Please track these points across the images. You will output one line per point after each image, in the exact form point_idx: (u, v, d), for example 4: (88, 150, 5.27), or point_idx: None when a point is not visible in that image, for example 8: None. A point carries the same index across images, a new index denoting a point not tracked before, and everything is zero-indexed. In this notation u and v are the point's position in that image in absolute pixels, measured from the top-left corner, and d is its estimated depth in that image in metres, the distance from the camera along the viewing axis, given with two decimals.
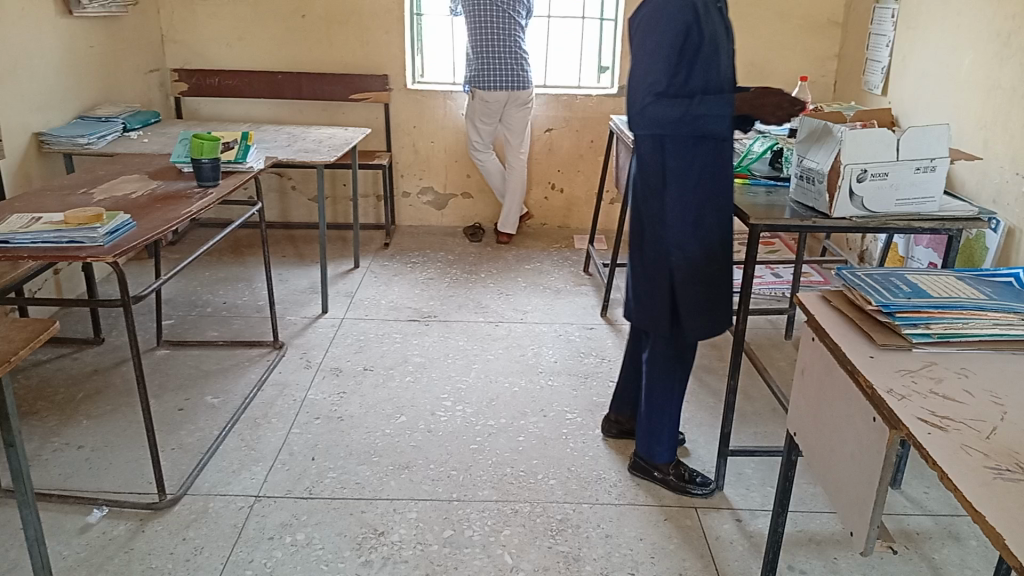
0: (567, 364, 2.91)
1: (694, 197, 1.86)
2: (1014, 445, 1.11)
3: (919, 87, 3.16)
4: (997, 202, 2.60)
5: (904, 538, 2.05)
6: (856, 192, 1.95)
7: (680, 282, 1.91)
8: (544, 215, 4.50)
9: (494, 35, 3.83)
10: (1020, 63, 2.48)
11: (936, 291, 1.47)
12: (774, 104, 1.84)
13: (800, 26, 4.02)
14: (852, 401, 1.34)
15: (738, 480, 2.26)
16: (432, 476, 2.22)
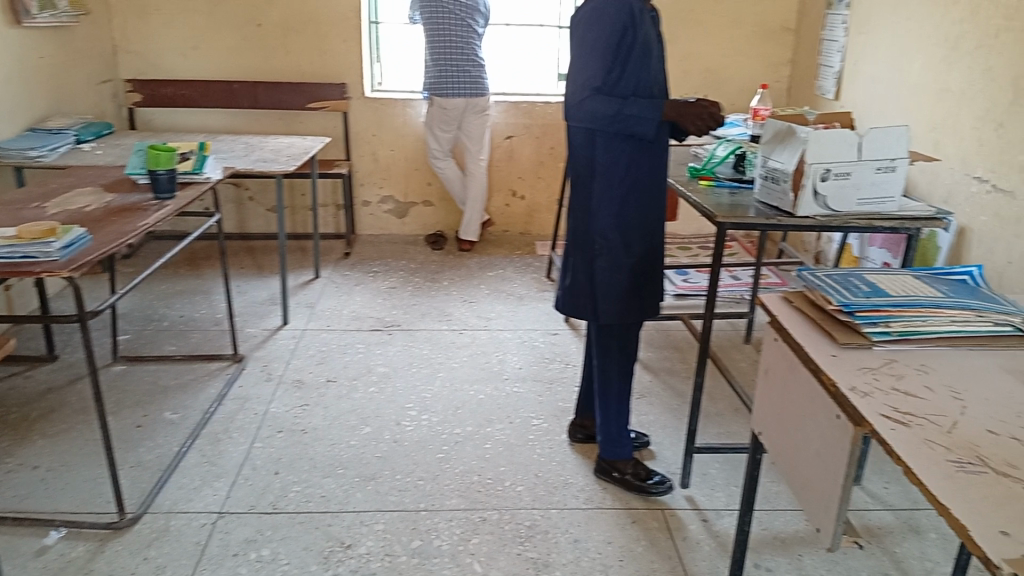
0: (531, 370, 2.91)
1: (618, 190, 1.88)
2: (975, 439, 1.13)
3: (870, 91, 3.22)
4: (949, 203, 2.66)
5: (867, 534, 2.08)
6: (820, 191, 1.98)
7: (599, 270, 1.94)
8: (505, 222, 4.50)
9: (451, 44, 3.82)
10: (968, 66, 2.55)
11: (895, 290, 1.50)
12: (695, 113, 1.83)
13: (754, 33, 4.08)
14: (815, 399, 1.35)
15: (703, 480, 2.28)
16: (398, 487, 2.20)
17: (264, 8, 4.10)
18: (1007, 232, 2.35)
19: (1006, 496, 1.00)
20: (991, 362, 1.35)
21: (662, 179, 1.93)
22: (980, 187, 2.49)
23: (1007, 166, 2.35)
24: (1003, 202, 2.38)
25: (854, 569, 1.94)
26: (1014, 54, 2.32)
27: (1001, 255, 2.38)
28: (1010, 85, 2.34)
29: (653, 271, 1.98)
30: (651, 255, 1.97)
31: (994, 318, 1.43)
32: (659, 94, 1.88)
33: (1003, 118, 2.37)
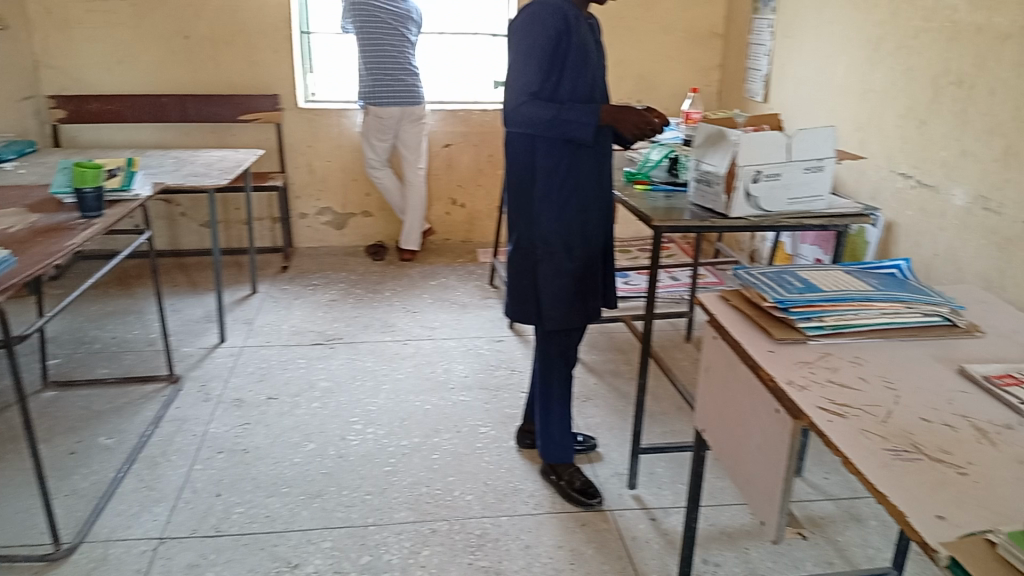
0: (476, 378, 2.90)
1: (559, 195, 1.89)
2: (909, 427, 1.16)
3: (798, 93, 3.31)
4: (876, 199, 2.74)
5: (811, 525, 2.12)
6: (752, 192, 2.02)
7: (542, 275, 1.95)
8: (446, 231, 4.48)
9: (385, 53, 3.80)
10: (889, 66, 2.64)
11: (827, 286, 1.53)
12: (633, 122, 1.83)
13: (684, 38, 4.15)
14: (755, 394, 1.38)
15: (650, 480, 2.30)
16: (345, 503, 2.17)
17: (192, 20, 4.01)
18: (932, 225, 2.44)
19: (941, 481, 1.03)
20: (922, 352, 1.39)
21: (602, 184, 1.94)
22: (905, 183, 2.57)
23: (930, 161, 2.44)
24: (927, 197, 2.46)
25: (799, 559, 1.98)
26: (931, 55, 2.41)
27: (928, 248, 2.46)
28: (930, 84, 2.42)
29: (596, 276, 1.99)
30: (594, 259, 1.97)
31: (922, 309, 1.48)
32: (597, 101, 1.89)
33: (924, 116, 2.45)
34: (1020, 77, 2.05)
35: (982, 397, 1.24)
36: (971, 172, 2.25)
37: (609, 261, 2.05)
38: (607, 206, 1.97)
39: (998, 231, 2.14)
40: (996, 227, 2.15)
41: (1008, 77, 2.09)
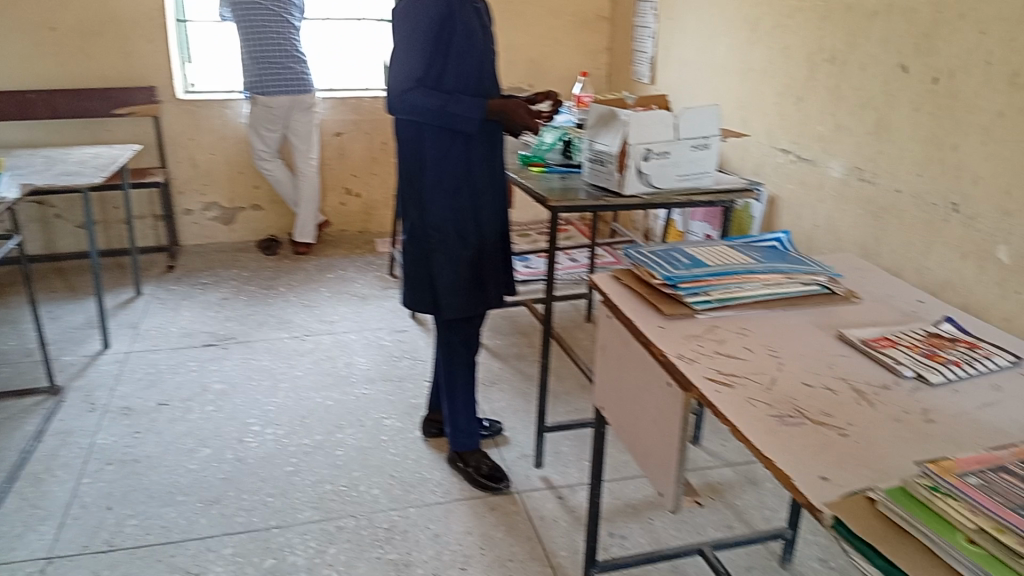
0: (379, 370, 2.86)
1: (450, 183, 1.87)
2: (792, 392, 1.21)
3: (682, 74, 3.39)
4: (759, 175, 2.84)
5: (710, 491, 2.19)
6: (644, 170, 2.06)
7: (437, 264, 1.93)
8: (342, 221, 4.39)
9: (270, 41, 3.67)
10: (767, 45, 2.73)
11: (713, 260, 1.57)
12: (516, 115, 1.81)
13: (571, 21, 4.18)
14: (649, 369, 1.41)
15: (556, 459, 2.32)
16: (245, 507, 2.10)
17: (57, 10, 3.77)
18: (812, 197, 2.54)
19: (822, 442, 1.08)
20: (804, 320, 1.45)
21: (494, 171, 1.93)
22: (786, 158, 2.67)
23: (808, 136, 2.54)
24: (806, 170, 2.56)
25: (700, 526, 2.05)
26: (806, 33, 2.51)
27: (808, 219, 2.57)
28: (805, 62, 2.52)
29: (493, 262, 1.99)
30: (489, 247, 1.97)
31: (802, 279, 1.54)
32: (484, 89, 1.87)
33: (801, 93, 2.55)
34: (887, 53, 2.15)
35: (860, 359, 1.31)
36: (846, 145, 2.35)
37: (506, 247, 2.05)
38: (502, 192, 1.96)
39: (873, 201, 2.25)
40: (870, 196, 2.26)
41: (876, 53, 2.20)
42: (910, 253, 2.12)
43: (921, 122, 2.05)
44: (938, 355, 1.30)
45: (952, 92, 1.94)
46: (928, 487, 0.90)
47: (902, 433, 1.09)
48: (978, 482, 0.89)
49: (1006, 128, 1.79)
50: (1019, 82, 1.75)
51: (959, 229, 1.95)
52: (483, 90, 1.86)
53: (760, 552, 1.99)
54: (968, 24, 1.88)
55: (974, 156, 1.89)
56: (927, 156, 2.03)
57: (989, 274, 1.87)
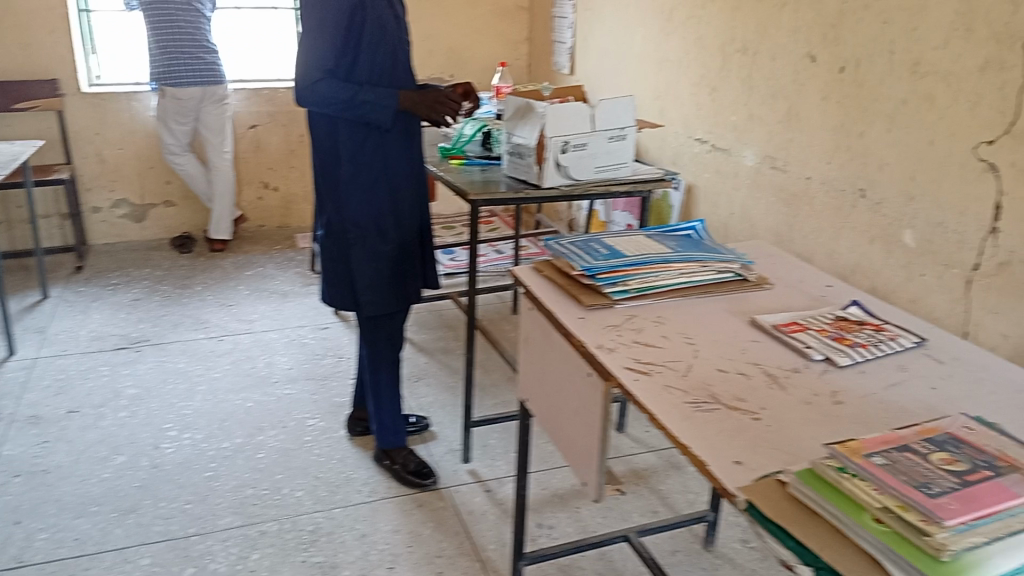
0: (301, 369, 2.80)
1: (367, 177, 1.84)
2: (707, 378, 1.23)
3: (601, 65, 3.41)
4: (677, 164, 2.88)
5: (635, 477, 2.22)
6: (561, 163, 2.07)
7: (356, 260, 1.89)
8: (260, 217, 4.28)
9: (178, 31, 3.55)
10: (682, 36, 2.76)
11: (630, 250, 1.59)
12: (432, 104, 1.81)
13: (490, 12, 4.16)
14: (570, 361, 1.41)
15: (483, 452, 2.32)
16: (163, 515, 2.03)
17: None
18: (727, 186, 2.60)
19: (737, 427, 1.10)
20: (717, 307, 1.48)
21: (411, 164, 1.90)
22: (702, 147, 2.72)
23: (722, 126, 2.59)
24: (722, 160, 2.61)
25: (627, 512, 2.07)
26: (718, 24, 2.55)
27: (725, 207, 2.62)
28: (718, 52, 2.56)
29: (413, 257, 1.96)
30: (409, 241, 1.94)
31: (716, 267, 1.57)
32: (396, 81, 1.84)
33: (715, 83, 2.60)
34: (796, 43, 2.21)
35: (772, 344, 1.34)
36: (759, 134, 2.41)
37: (426, 241, 2.03)
38: (420, 184, 1.94)
39: (785, 188, 2.31)
40: (783, 184, 2.32)
41: (786, 43, 2.25)
42: (821, 238, 2.18)
43: (829, 111, 2.11)
44: (847, 338, 1.34)
45: (858, 81, 2.00)
46: (836, 468, 0.92)
47: (812, 415, 1.13)
48: (883, 461, 0.91)
49: (909, 115, 1.86)
50: (921, 70, 1.82)
51: (866, 214, 2.01)
52: (396, 81, 1.83)
53: (684, 535, 2.02)
54: (872, 14, 1.94)
55: (879, 142, 1.96)
56: (836, 144, 2.10)
57: (896, 258, 1.94)
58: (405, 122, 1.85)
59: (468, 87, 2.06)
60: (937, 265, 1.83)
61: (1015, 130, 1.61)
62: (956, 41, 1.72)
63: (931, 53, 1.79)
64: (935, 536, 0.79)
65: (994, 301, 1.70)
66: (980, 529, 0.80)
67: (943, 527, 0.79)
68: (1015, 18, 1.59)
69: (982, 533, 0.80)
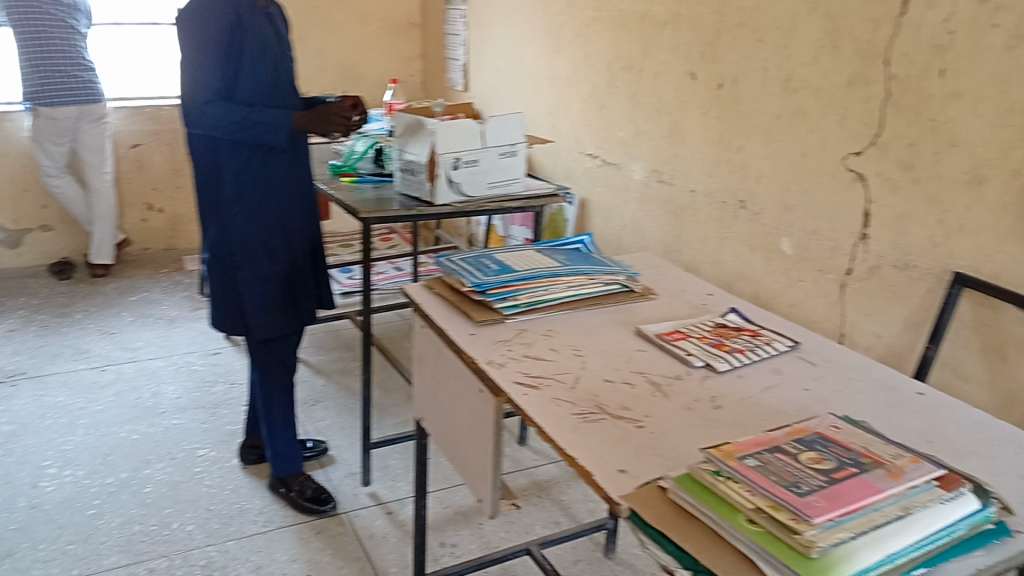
0: (191, 397, 2.70)
1: (252, 197, 1.79)
2: (594, 389, 1.25)
3: (493, 81, 3.44)
4: (571, 178, 2.93)
5: (538, 490, 2.24)
6: (454, 179, 2.06)
7: (243, 282, 1.84)
8: (145, 239, 4.11)
9: (53, 48, 3.38)
10: (571, 53, 2.81)
11: (520, 265, 1.60)
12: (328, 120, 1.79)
13: (382, 29, 4.15)
14: (462, 377, 1.41)
15: (384, 474, 2.29)
16: (42, 558, 1.91)
17: None
18: (618, 199, 2.66)
19: (622, 436, 1.12)
20: (605, 319, 1.51)
21: (298, 183, 1.87)
22: (593, 162, 2.78)
23: (611, 141, 2.65)
24: (612, 174, 2.67)
25: (529, 525, 2.08)
26: (604, 42, 2.61)
27: (617, 220, 2.68)
28: (604, 69, 2.63)
29: (303, 277, 1.92)
30: (298, 261, 1.90)
31: (603, 279, 1.60)
32: (282, 101, 1.80)
33: (603, 100, 2.66)
34: (677, 60, 2.28)
35: (656, 353, 1.37)
36: (645, 149, 2.48)
37: (316, 261, 1.99)
38: (307, 202, 1.90)
39: (672, 200, 2.38)
40: (670, 197, 2.39)
41: (668, 61, 2.32)
42: (706, 248, 2.26)
43: (710, 126, 2.18)
44: (725, 344, 1.39)
45: (735, 97, 2.08)
46: (712, 472, 0.95)
47: (693, 420, 1.16)
48: (756, 463, 0.94)
49: (783, 130, 1.95)
50: (793, 86, 1.90)
51: (747, 224, 2.10)
52: (281, 99, 1.80)
53: (585, 544, 2.05)
54: (747, 33, 2.02)
55: (757, 156, 2.04)
56: (717, 157, 2.17)
57: (775, 265, 2.02)
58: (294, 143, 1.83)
59: (357, 101, 1.93)
60: (814, 271, 1.91)
61: (880, 141, 1.71)
62: (823, 58, 1.81)
63: (802, 69, 1.87)
64: (804, 533, 0.82)
65: (866, 304, 1.79)
66: (845, 524, 0.84)
67: (811, 525, 0.83)
68: (876, 36, 1.69)
69: (848, 528, 0.83)
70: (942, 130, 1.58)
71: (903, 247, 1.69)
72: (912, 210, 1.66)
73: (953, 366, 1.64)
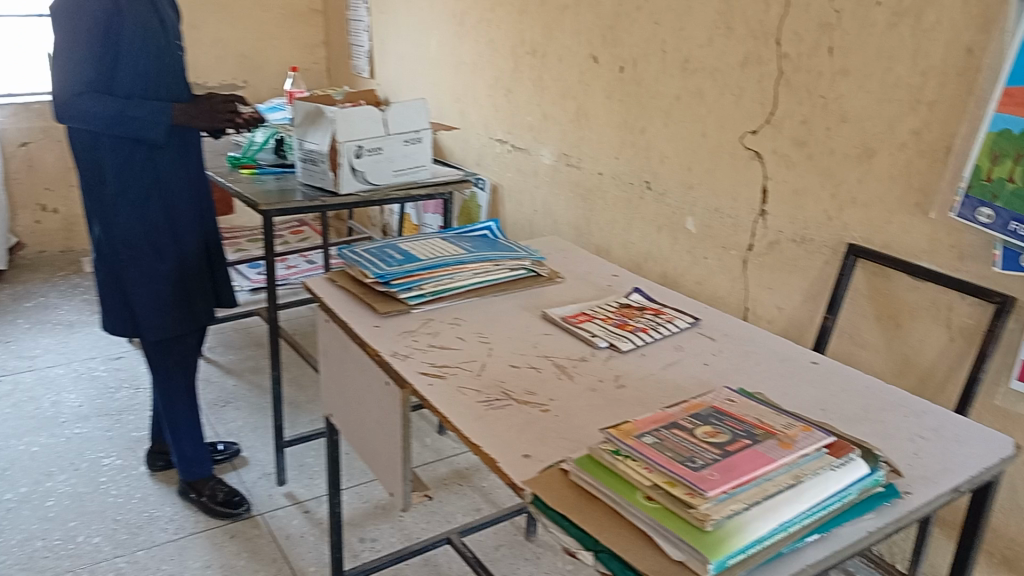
0: (93, 405, 2.59)
1: (137, 191, 1.71)
2: (499, 376, 1.24)
3: (399, 67, 3.39)
4: (481, 164, 2.92)
5: (458, 478, 2.23)
6: (358, 167, 2.02)
7: (131, 281, 1.76)
8: (40, 241, 3.92)
9: None
10: (475, 37, 2.79)
11: (424, 254, 1.57)
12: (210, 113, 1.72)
13: (282, 16, 4.03)
14: (367, 371, 1.38)
15: (300, 472, 2.24)
16: None
17: None
18: (529, 184, 2.66)
19: (526, 421, 1.11)
20: (511, 304, 1.51)
21: (187, 177, 1.80)
22: (502, 147, 2.77)
23: (519, 126, 2.65)
24: (521, 158, 2.67)
25: (450, 514, 2.07)
26: (507, 26, 2.60)
27: (528, 205, 2.68)
28: (509, 54, 2.61)
29: (197, 276, 1.86)
30: (190, 258, 1.84)
31: (509, 265, 1.60)
32: (164, 94, 1.73)
33: (509, 84, 2.65)
34: (579, 44, 2.29)
35: (562, 336, 1.37)
36: (552, 133, 2.48)
37: (211, 258, 1.93)
38: (196, 197, 1.84)
39: (581, 183, 2.39)
40: (578, 180, 2.40)
41: (570, 44, 2.33)
42: (615, 229, 2.28)
43: (613, 108, 2.20)
44: (629, 324, 1.40)
45: (636, 80, 2.10)
46: (611, 452, 0.95)
47: (597, 400, 1.16)
48: (653, 440, 0.95)
49: (683, 110, 1.98)
50: (690, 67, 1.93)
51: (653, 205, 2.12)
52: (163, 92, 1.73)
53: (507, 529, 2.05)
54: (645, 15, 2.03)
55: (659, 137, 2.06)
56: (621, 139, 2.19)
57: (681, 244, 2.05)
58: (177, 138, 1.76)
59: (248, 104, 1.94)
60: (717, 248, 1.95)
61: (774, 119, 1.74)
62: (719, 38, 1.84)
63: (698, 50, 1.90)
64: (699, 507, 0.83)
65: (768, 278, 1.84)
66: (739, 496, 0.85)
67: (705, 499, 0.84)
68: (767, 15, 1.72)
69: (742, 499, 0.85)
70: (832, 106, 1.62)
71: (799, 222, 1.74)
72: (807, 185, 1.70)
73: (851, 335, 1.70)
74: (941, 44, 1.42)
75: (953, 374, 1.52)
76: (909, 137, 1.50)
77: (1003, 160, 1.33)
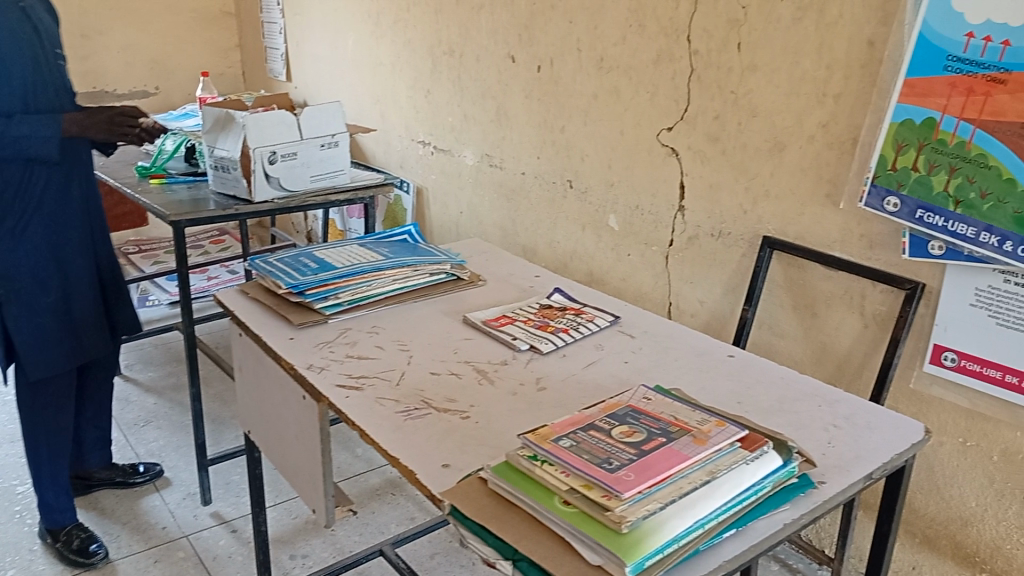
0: (4, 431, 2.47)
1: (15, 221, 1.64)
2: (418, 384, 1.22)
3: (317, 70, 3.32)
4: (404, 167, 2.88)
5: (391, 487, 2.20)
6: (272, 174, 1.97)
7: (12, 317, 1.68)
8: None
9: None
10: (392, 37, 2.75)
11: (340, 261, 1.54)
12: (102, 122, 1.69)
13: (193, 19, 3.92)
14: (283, 385, 1.34)
15: (227, 490, 2.18)
16: None
17: None
18: (453, 186, 2.64)
19: (447, 430, 1.09)
20: (432, 310, 1.48)
21: (74, 202, 1.74)
22: (424, 149, 2.74)
23: (440, 128, 2.62)
24: (445, 160, 2.65)
25: (383, 524, 2.04)
26: (423, 26, 2.57)
27: (454, 207, 2.66)
28: (427, 54, 2.59)
29: (85, 305, 1.80)
30: (76, 287, 1.77)
31: (429, 270, 1.57)
32: (45, 109, 1.67)
33: (428, 85, 2.62)
34: (496, 44, 2.27)
35: (483, 340, 1.36)
36: (474, 133, 2.46)
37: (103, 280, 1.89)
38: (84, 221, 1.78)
39: (505, 183, 2.38)
40: (502, 180, 2.39)
41: (487, 45, 2.31)
42: (541, 229, 2.28)
43: (533, 108, 2.19)
44: (549, 325, 1.39)
45: (554, 79, 2.10)
46: (529, 457, 0.94)
47: (518, 404, 1.15)
48: (570, 443, 0.94)
49: (600, 109, 1.98)
50: (606, 66, 1.94)
51: (576, 203, 2.13)
52: (42, 106, 1.67)
53: (441, 536, 2.02)
54: (559, 14, 2.03)
55: (578, 135, 2.07)
56: (542, 139, 2.19)
57: (605, 242, 2.06)
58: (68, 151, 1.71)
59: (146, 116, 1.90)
60: (639, 245, 1.97)
61: (688, 116, 1.76)
62: (632, 37, 1.85)
63: (613, 49, 1.91)
64: (614, 509, 0.82)
65: (688, 272, 1.86)
66: (654, 495, 0.85)
67: (621, 501, 0.83)
68: (677, 13, 1.73)
69: (657, 499, 0.84)
70: (742, 102, 1.65)
71: (716, 216, 1.76)
72: (721, 180, 1.73)
73: (771, 326, 1.73)
74: (844, 39, 1.45)
75: (868, 360, 1.56)
76: (817, 130, 1.52)
77: (907, 149, 1.37)
